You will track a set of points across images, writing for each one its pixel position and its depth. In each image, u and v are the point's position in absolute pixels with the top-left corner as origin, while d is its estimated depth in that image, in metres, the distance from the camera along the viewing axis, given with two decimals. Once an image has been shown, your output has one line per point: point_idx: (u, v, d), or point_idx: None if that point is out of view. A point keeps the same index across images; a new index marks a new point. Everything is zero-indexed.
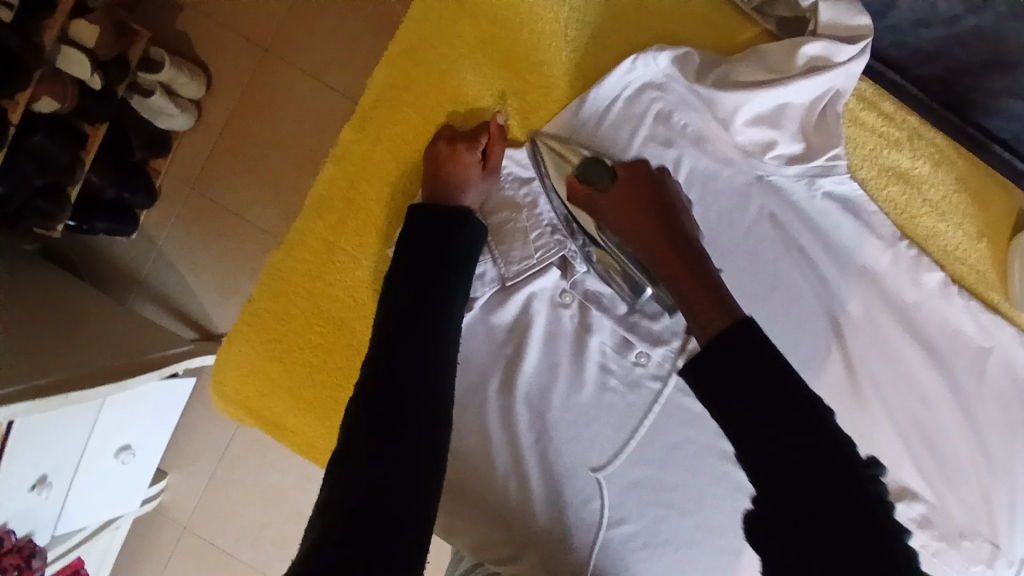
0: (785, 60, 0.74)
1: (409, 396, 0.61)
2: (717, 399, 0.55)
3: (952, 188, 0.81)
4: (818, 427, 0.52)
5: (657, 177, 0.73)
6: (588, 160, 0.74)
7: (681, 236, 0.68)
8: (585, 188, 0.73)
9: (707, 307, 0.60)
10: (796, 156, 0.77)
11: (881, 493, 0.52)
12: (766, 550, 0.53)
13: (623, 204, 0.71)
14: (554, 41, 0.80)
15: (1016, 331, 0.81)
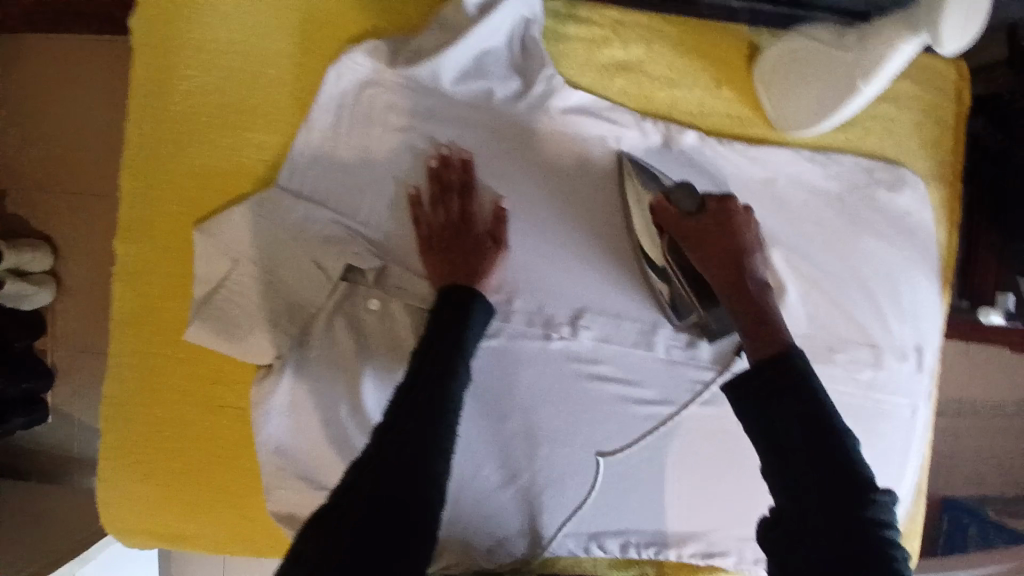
0: (456, 16, 0.77)
1: (402, 445, 0.66)
2: (751, 413, 0.65)
3: (674, 55, 0.83)
4: (831, 444, 0.62)
5: (743, 218, 0.76)
6: (677, 188, 0.77)
7: (745, 273, 0.74)
8: (674, 214, 0.76)
9: (767, 333, 0.69)
10: (517, 91, 0.81)
11: (888, 518, 0.61)
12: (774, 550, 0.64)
13: (698, 237, 0.75)
14: (259, 82, 0.80)
15: (790, 150, 0.84)
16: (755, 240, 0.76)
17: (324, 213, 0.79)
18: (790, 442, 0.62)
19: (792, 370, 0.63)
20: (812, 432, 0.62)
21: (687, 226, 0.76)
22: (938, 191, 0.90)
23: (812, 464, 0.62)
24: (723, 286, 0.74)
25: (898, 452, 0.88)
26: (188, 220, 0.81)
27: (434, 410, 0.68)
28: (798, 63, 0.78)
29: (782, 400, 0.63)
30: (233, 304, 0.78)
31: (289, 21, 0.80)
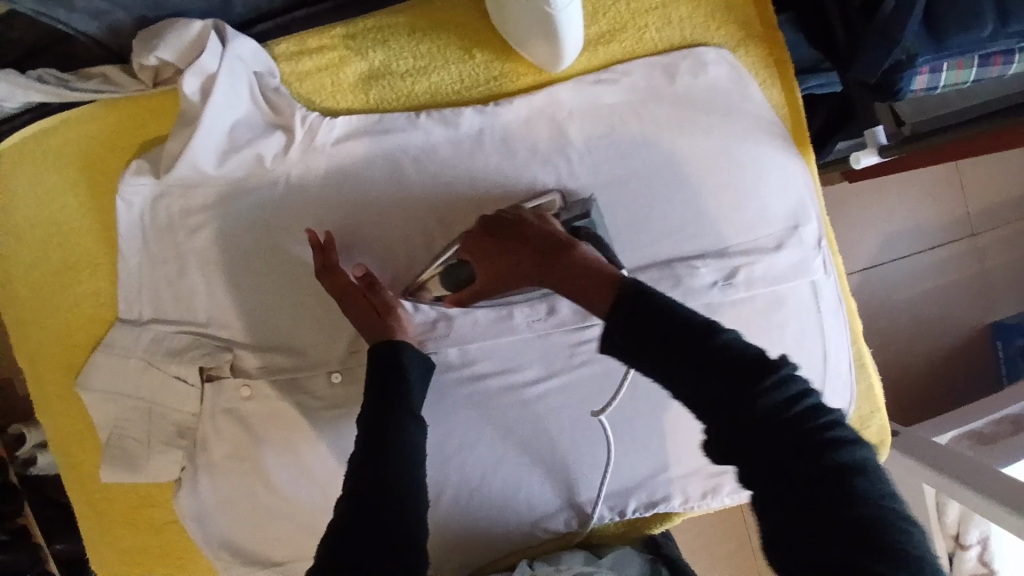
0: (188, 107, 0.77)
1: (380, 497, 0.66)
2: (627, 354, 0.61)
3: (413, 43, 0.82)
4: (703, 345, 0.58)
5: (501, 216, 0.74)
6: (451, 285, 0.78)
7: (565, 257, 0.67)
8: (458, 295, 0.78)
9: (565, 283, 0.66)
10: (285, 143, 0.80)
11: (793, 386, 0.57)
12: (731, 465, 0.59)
13: (495, 270, 0.73)
14: (68, 237, 0.85)
15: (571, 83, 0.83)
16: (542, 223, 0.72)
17: (167, 328, 0.84)
18: (683, 368, 0.59)
19: (637, 307, 0.60)
20: (680, 340, 0.59)
21: (475, 279, 0.76)
22: (747, 55, 0.85)
23: (700, 373, 0.58)
24: (536, 270, 0.69)
25: (806, 325, 0.86)
26: (65, 377, 0.86)
27: (398, 476, 0.67)
28: (508, 10, 0.75)
29: (652, 334, 0.59)
30: (127, 439, 0.84)
31: (70, 172, 0.85)
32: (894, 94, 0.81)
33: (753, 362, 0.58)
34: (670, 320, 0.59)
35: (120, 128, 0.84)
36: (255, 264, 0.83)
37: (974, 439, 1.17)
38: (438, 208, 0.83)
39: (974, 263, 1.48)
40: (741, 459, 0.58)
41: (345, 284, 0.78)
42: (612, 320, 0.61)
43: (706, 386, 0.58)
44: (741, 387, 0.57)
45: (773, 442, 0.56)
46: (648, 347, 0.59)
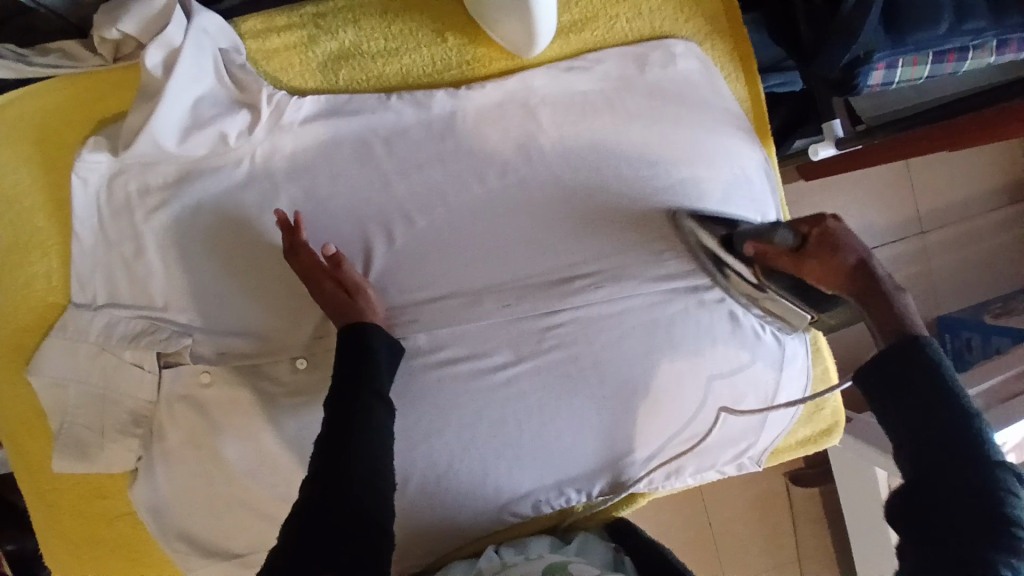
0: (149, 80, 0.75)
1: (345, 481, 0.64)
2: (876, 389, 0.62)
3: (384, 23, 0.81)
4: (945, 406, 0.58)
5: (842, 229, 0.73)
6: (772, 229, 0.76)
7: (881, 283, 0.68)
8: (782, 253, 0.75)
9: (886, 313, 0.66)
10: (250, 121, 0.78)
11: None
12: (903, 528, 0.57)
13: (830, 259, 0.72)
14: (17, 217, 0.81)
15: (543, 69, 0.83)
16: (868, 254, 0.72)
17: (124, 312, 0.81)
18: (909, 407, 0.59)
19: (914, 355, 0.61)
20: (922, 387, 0.59)
21: (805, 260, 0.73)
22: (713, 47, 0.87)
23: (925, 419, 0.58)
24: (861, 291, 0.69)
25: None
26: (14, 363, 0.82)
27: (364, 460, 0.66)
28: None
29: (907, 378, 0.60)
30: (80, 427, 0.81)
31: (21, 149, 0.81)
32: (852, 89, 0.83)
33: (989, 449, 0.56)
34: (922, 371, 0.60)
35: (75, 104, 0.81)
36: (216, 247, 0.81)
37: None
38: (409, 192, 0.82)
39: (926, 262, 1.54)
40: (907, 506, 0.57)
41: (317, 265, 0.77)
42: (886, 351, 0.63)
43: (919, 440, 0.58)
44: (971, 455, 0.56)
45: (965, 516, 0.54)
46: (889, 373, 0.61)
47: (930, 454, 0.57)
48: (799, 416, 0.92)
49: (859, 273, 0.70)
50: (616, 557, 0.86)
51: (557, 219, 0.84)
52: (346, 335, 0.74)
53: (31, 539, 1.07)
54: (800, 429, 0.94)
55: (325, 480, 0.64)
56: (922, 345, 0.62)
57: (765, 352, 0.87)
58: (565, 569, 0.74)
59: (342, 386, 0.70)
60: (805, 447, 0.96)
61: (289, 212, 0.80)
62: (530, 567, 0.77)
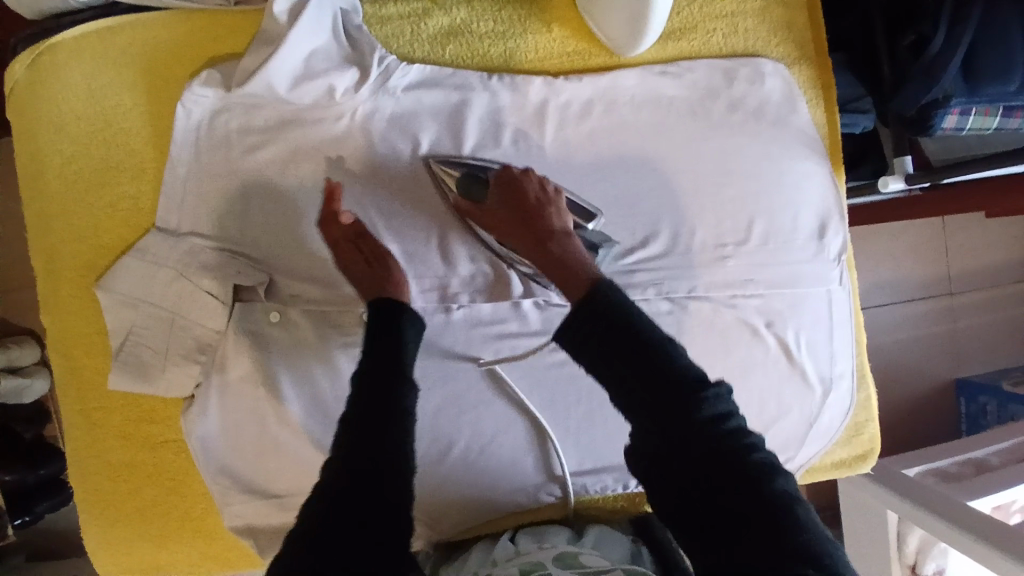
0: (272, 28, 0.79)
1: (371, 452, 0.66)
2: (585, 357, 0.67)
3: (494, 7, 0.86)
4: (664, 369, 0.64)
5: (526, 177, 0.78)
6: (467, 181, 0.82)
7: (549, 234, 0.74)
8: (465, 201, 0.81)
9: (575, 277, 0.70)
10: (357, 78, 0.83)
11: (732, 417, 0.66)
12: (654, 487, 0.66)
13: (495, 209, 0.78)
14: (117, 139, 0.84)
15: (636, 70, 0.88)
16: (548, 192, 0.77)
17: (205, 243, 0.83)
18: (629, 390, 0.65)
19: (607, 297, 0.67)
20: (637, 357, 0.65)
21: (484, 206, 0.79)
22: (800, 72, 0.92)
23: (648, 390, 0.64)
24: (535, 254, 0.74)
25: (823, 315, 0.90)
26: (89, 280, 0.84)
27: (391, 432, 0.67)
28: None
29: (610, 349, 0.66)
30: (143, 347, 0.82)
31: (132, 74, 0.84)
32: (926, 128, 0.90)
33: (705, 394, 0.65)
34: (619, 323, 0.66)
35: (190, 39, 0.84)
36: (305, 192, 0.84)
37: (940, 476, 1.30)
38: (462, 160, 0.84)
39: (950, 323, 1.58)
40: (658, 466, 0.66)
41: (360, 231, 0.79)
42: (583, 301, 0.68)
43: (654, 416, 0.65)
44: (701, 408, 0.64)
45: (708, 472, 0.63)
46: (610, 352, 0.65)
47: (661, 435, 0.65)
48: (837, 439, 0.96)
49: (529, 215, 0.75)
50: (635, 547, 0.85)
51: (637, 216, 0.85)
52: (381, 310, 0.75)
53: (29, 474, 1.20)
54: (836, 451, 0.97)
55: (354, 447, 0.66)
56: (614, 293, 0.67)
57: (819, 363, 0.91)
58: (577, 559, 0.75)
59: (375, 354, 0.71)
60: (838, 470, 0.98)
61: (382, 169, 0.84)
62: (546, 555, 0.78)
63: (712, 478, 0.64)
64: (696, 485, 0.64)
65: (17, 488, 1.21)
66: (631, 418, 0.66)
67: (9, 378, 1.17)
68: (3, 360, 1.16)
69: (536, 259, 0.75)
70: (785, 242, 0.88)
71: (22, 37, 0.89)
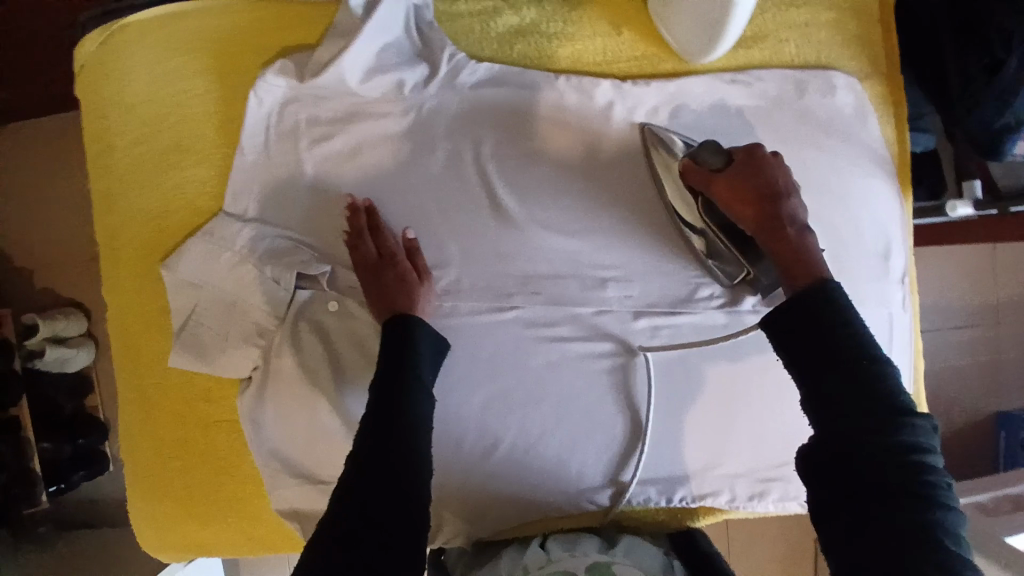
0: (349, 23, 0.81)
1: (387, 450, 0.70)
2: (782, 338, 0.67)
3: (565, 9, 0.86)
4: (860, 359, 0.63)
5: (770, 163, 0.77)
6: (703, 149, 0.80)
7: (782, 218, 0.74)
8: (699, 171, 0.79)
9: (803, 265, 0.70)
10: (427, 75, 0.84)
11: (924, 437, 0.60)
12: (813, 481, 0.61)
13: (733, 186, 0.76)
14: (187, 123, 0.85)
15: (706, 78, 0.87)
16: (788, 182, 0.76)
17: (269, 231, 0.85)
18: (820, 370, 0.63)
19: (829, 294, 0.66)
20: (829, 342, 0.64)
21: (716, 182, 0.77)
22: (871, 87, 0.90)
23: (837, 373, 0.63)
24: (767, 237, 0.74)
25: (881, 337, 0.89)
26: (152, 260, 0.86)
27: (404, 435, 0.71)
28: None
29: (809, 325, 0.65)
30: (203, 328, 0.84)
31: (206, 59, 0.85)
32: (998, 154, 0.89)
33: (907, 407, 0.61)
34: (819, 309, 0.65)
35: (266, 28, 0.86)
36: (369, 186, 0.85)
37: (979, 506, 1.27)
38: (668, 136, 0.85)
39: (995, 349, 1.55)
40: (827, 468, 0.60)
41: (394, 248, 0.82)
42: (800, 292, 0.67)
43: (834, 399, 0.62)
44: (895, 410, 0.60)
45: (881, 471, 0.58)
46: (805, 335, 0.65)
47: (840, 421, 0.61)
48: None
49: (767, 200, 0.75)
50: (667, 559, 0.84)
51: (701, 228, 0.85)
52: (398, 327, 0.78)
53: (66, 442, 1.24)
54: None
55: (371, 447, 0.70)
56: (833, 289, 0.66)
57: None
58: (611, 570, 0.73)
59: (390, 366, 0.76)
60: None
61: (447, 166, 0.85)
62: (577, 562, 0.76)
63: (880, 498, 0.58)
64: (861, 485, 0.59)
65: (53, 456, 1.24)
66: (812, 408, 0.64)
67: (56, 347, 1.21)
68: (49, 330, 1.19)
69: (768, 244, 0.74)
70: (848, 259, 0.87)
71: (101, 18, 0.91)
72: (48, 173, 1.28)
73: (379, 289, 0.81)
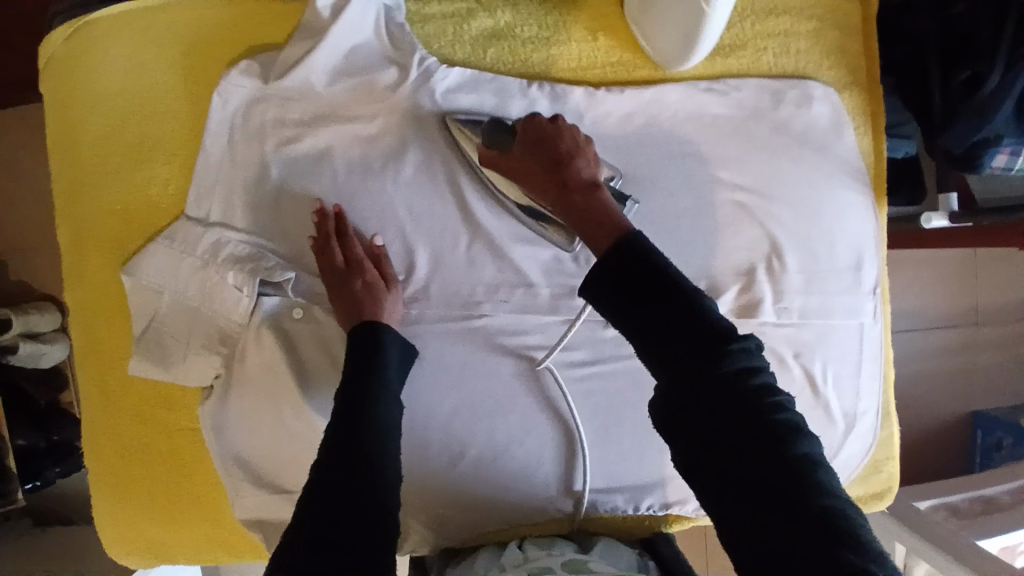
0: (315, 22, 0.79)
1: (353, 456, 0.69)
2: (607, 304, 0.64)
3: (540, 12, 0.84)
4: (684, 316, 0.61)
5: (554, 126, 0.77)
6: (495, 133, 0.80)
7: (585, 193, 0.73)
8: (489, 151, 0.80)
9: (605, 227, 0.68)
10: (397, 78, 0.82)
11: (758, 366, 0.60)
12: (675, 446, 0.62)
13: (518, 165, 0.78)
14: (150, 120, 0.82)
15: (682, 86, 0.85)
16: (574, 139, 0.77)
17: (232, 235, 0.83)
18: (648, 336, 0.62)
19: (634, 248, 0.64)
20: (659, 305, 0.61)
21: (513, 150, 0.78)
22: (850, 98, 0.89)
23: (670, 340, 0.61)
24: (564, 215, 0.74)
25: (852, 348, 0.88)
26: (114, 260, 0.83)
27: (371, 442, 0.70)
28: (651, 4, 0.79)
29: (630, 295, 0.63)
30: (165, 334, 0.82)
31: (170, 56, 0.82)
32: (975, 166, 0.89)
33: (731, 341, 0.60)
34: (645, 269, 0.62)
35: (232, 24, 0.83)
36: (336, 189, 0.83)
37: (949, 511, 1.27)
38: (473, 116, 0.83)
39: (972, 353, 1.55)
40: (684, 436, 0.61)
41: (362, 256, 0.81)
42: (605, 254, 0.65)
43: (675, 364, 0.60)
44: (726, 355, 0.59)
45: (727, 427, 0.58)
46: (639, 301, 0.62)
47: (681, 386, 0.60)
48: (855, 475, 0.94)
49: (557, 165, 0.75)
50: (640, 561, 0.84)
51: (674, 241, 0.84)
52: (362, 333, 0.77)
53: (39, 438, 1.22)
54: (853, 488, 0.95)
55: (337, 454, 0.69)
56: (638, 241, 0.65)
57: (843, 398, 0.89)
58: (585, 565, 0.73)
59: (354, 372, 0.75)
60: None
61: (415, 170, 0.83)
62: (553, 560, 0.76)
63: (763, 480, 0.56)
64: (718, 444, 0.59)
65: (28, 452, 1.22)
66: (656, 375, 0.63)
67: (29, 342, 1.18)
68: (23, 325, 1.16)
69: (559, 197, 0.74)
70: (820, 270, 0.86)
71: (64, 11, 0.88)
72: (15, 165, 1.25)
73: (343, 299, 0.80)
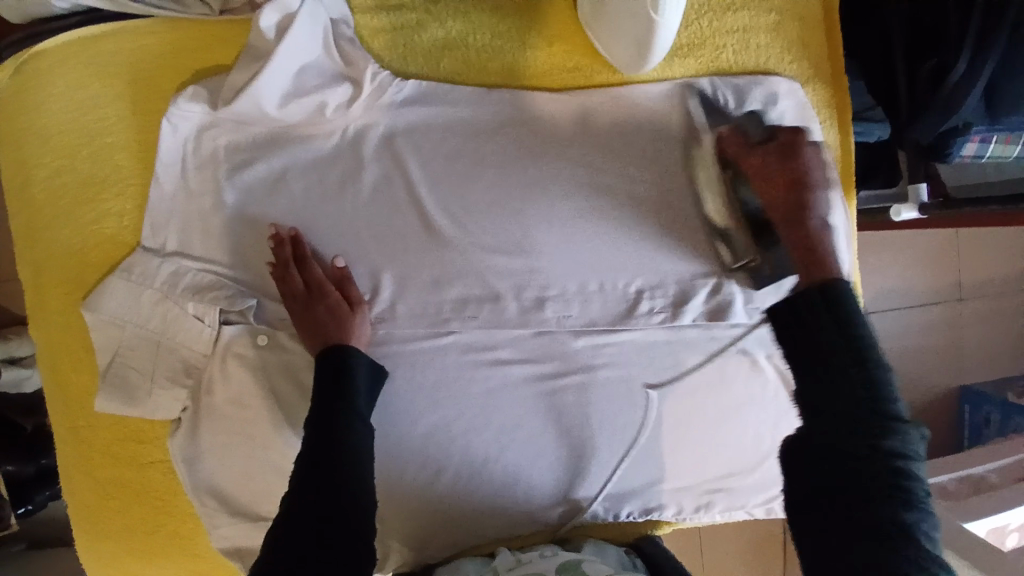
0: (260, 43, 0.76)
1: (331, 478, 0.68)
2: (787, 328, 0.68)
3: (493, 20, 0.82)
4: (855, 364, 0.64)
5: (793, 138, 0.81)
6: (741, 129, 0.83)
7: (807, 207, 0.78)
8: (737, 141, 0.83)
9: (820, 265, 0.73)
10: (351, 95, 0.79)
11: (913, 458, 0.63)
12: (793, 477, 0.65)
13: (762, 167, 0.80)
14: (99, 152, 0.80)
15: (642, 87, 0.84)
16: (817, 173, 0.81)
17: (191, 265, 0.82)
18: (822, 367, 0.65)
19: (830, 295, 0.67)
20: (837, 355, 0.65)
21: (752, 156, 0.81)
22: (813, 92, 0.87)
23: (838, 375, 0.65)
24: (783, 225, 0.79)
25: None
26: (71, 297, 0.81)
27: (348, 464, 0.69)
28: (604, 9, 0.76)
29: (808, 328, 0.67)
30: (129, 369, 0.81)
31: (116, 85, 0.80)
32: (943, 155, 0.88)
33: (903, 423, 0.63)
34: (839, 309, 0.66)
35: (178, 49, 0.81)
36: (293, 212, 0.81)
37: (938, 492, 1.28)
38: (700, 84, 0.84)
39: (957, 329, 1.55)
40: (805, 467, 0.64)
41: (323, 279, 0.79)
42: (791, 297, 0.69)
43: (823, 395, 0.65)
44: (892, 428, 0.63)
45: (860, 478, 0.61)
46: (808, 334, 0.66)
47: (823, 418, 0.64)
48: None
49: (795, 184, 0.79)
50: (629, 559, 0.85)
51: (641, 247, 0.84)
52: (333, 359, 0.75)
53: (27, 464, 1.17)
54: None
55: (311, 477, 0.68)
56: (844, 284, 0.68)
57: None
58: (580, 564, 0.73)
59: (328, 396, 0.73)
60: None
61: (375, 188, 0.81)
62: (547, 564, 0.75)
63: (861, 525, 0.60)
64: (841, 490, 0.62)
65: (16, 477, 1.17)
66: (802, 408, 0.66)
67: (9, 370, 1.14)
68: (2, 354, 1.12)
69: (788, 233, 0.78)
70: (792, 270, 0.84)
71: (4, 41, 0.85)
72: None
73: (308, 324, 0.79)
